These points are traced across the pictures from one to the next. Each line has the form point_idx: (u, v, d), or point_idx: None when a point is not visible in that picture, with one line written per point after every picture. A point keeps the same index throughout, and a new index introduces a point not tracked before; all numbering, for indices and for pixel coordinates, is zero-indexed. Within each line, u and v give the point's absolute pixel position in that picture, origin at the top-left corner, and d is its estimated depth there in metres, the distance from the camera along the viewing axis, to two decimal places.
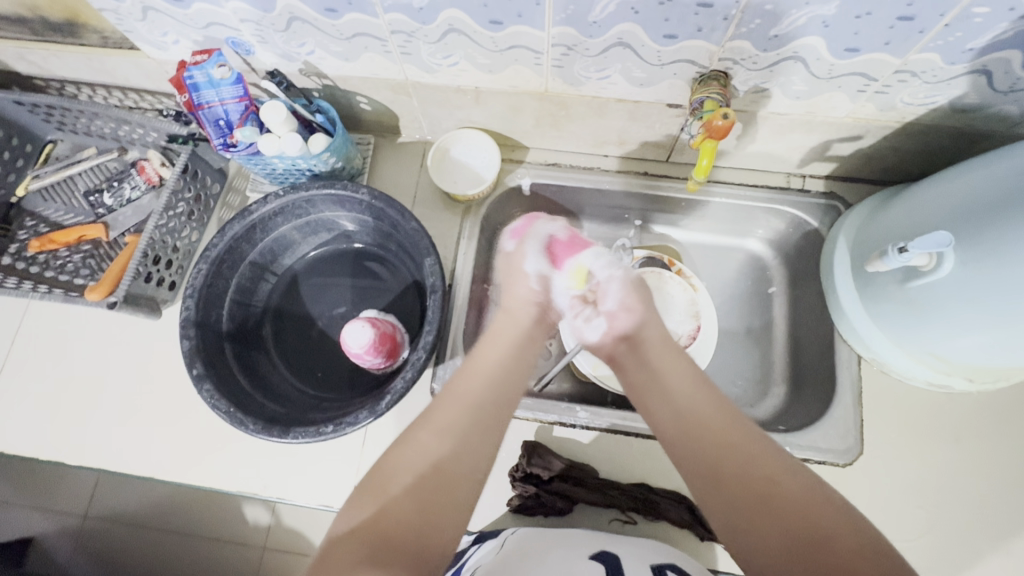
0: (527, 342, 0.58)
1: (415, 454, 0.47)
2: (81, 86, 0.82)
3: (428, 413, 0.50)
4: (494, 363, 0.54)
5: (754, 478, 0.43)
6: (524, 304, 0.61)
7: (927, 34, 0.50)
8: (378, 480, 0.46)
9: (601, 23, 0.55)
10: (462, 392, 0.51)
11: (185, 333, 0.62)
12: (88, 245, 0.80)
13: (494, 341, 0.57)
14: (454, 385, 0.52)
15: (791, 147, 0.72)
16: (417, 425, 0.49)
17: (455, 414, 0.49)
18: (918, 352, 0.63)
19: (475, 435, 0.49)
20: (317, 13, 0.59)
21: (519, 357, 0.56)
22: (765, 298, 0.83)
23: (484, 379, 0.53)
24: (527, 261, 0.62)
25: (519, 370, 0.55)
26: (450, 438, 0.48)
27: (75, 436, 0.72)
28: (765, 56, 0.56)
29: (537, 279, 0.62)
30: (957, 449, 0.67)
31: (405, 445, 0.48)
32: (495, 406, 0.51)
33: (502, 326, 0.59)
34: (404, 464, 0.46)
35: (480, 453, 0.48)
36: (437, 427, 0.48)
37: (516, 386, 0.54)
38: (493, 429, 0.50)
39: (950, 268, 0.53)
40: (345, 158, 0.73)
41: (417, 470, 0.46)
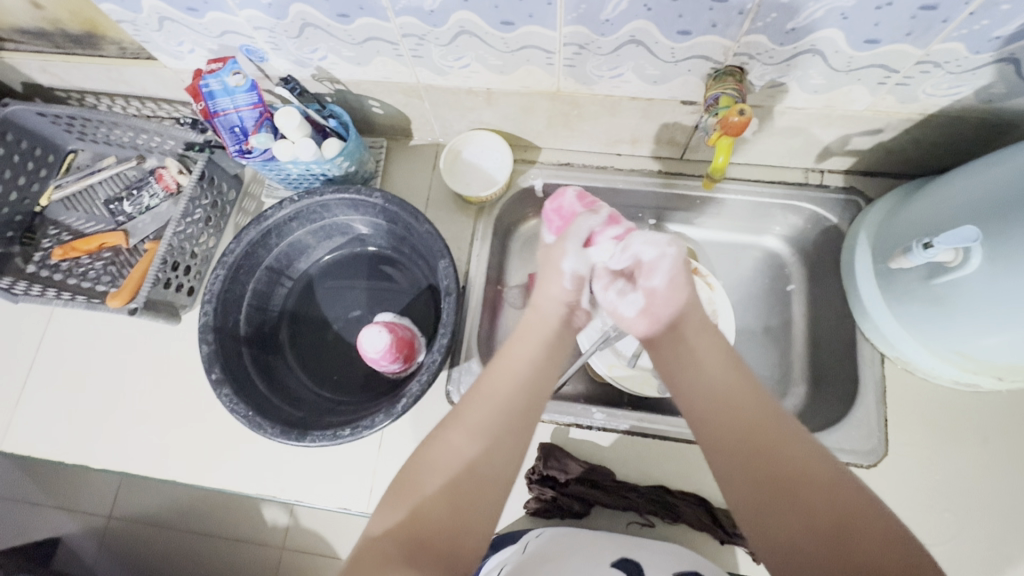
0: (557, 341, 0.58)
1: (448, 454, 0.47)
2: (101, 96, 0.83)
3: (459, 413, 0.50)
4: (523, 361, 0.54)
5: (793, 471, 0.43)
6: (557, 309, 0.60)
7: (950, 23, 0.49)
8: (413, 479, 0.46)
9: (613, 21, 0.54)
10: (492, 391, 0.51)
11: (204, 338, 0.63)
12: (108, 253, 0.82)
13: (525, 341, 0.56)
14: (484, 384, 0.52)
15: (809, 142, 0.71)
16: (447, 426, 0.49)
17: (484, 412, 0.49)
18: (944, 350, 0.61)
19: (507, 438, 0.49)
20: (329, 19, 0.59)
21: (547, 356, 0.56)
22: (783, 296, 0.81)
23: (511, 379, 0.52)
24: (565, 259, 0.61)
25: (549, 370, 0.55)
26: (480, 439, 0.48)
27: (99, 440, 0.73)
28: (781, 50, 0.55)
29: (572, 277, 0.60)
30: (986, 449, 0.65)
31: (438, 444, 0.48)
32: (524, 408, 0.51)
33: (531, 326, 0.58)
34: (436, 463, 0.47)
35: (511, 455, 0.49)
36: (469, 427, 0.48)
37: (544, 387, 0.53)
38: (522, 432, 0.50)
39: (977, 263, 0.51)
40: (358, 162, 0.74)
41: (451, 470, 0.46)
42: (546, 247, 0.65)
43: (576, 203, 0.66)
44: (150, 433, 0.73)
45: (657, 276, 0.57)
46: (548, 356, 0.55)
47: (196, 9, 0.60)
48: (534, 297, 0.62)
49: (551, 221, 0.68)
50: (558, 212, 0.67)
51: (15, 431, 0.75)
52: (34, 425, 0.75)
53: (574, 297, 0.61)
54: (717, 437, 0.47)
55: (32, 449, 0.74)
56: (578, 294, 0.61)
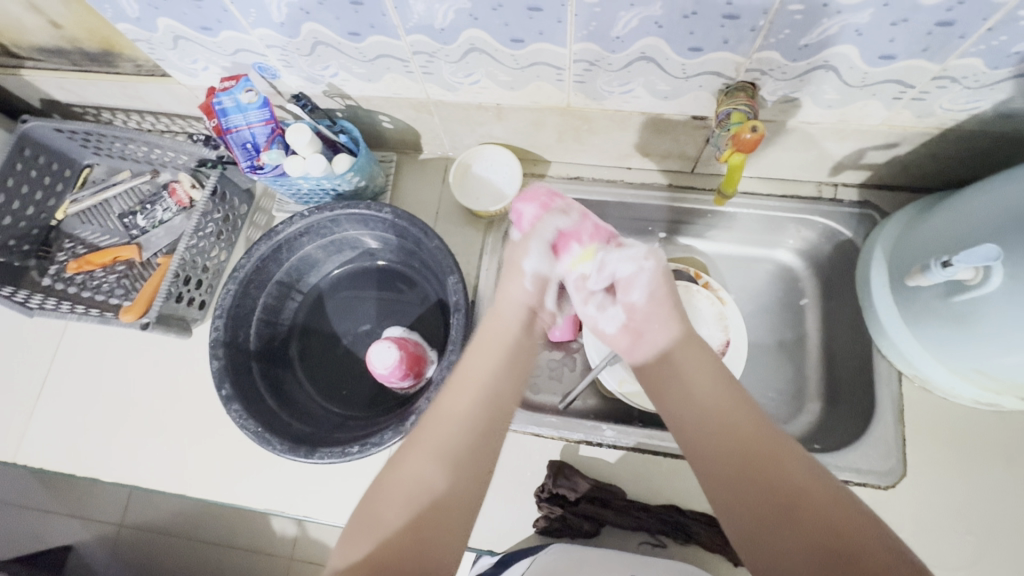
0: (517, 349, 0.56)
1: (408, 481, 0.46)
2: (116, 112, 0.85)
3: (419, 433, 0.49)
4: (481, 376, 0.52)
5: (795, 487, 0.42)
6: (517, 306, 0.60)
7: (968, 38, 0.48)
8: (375, 509, 0.45)
9: (623, 38, 0.54)
10: (452, 410, 0.50)
11: (215, 353, 0.63)
12: (122, 266, 0.83)
13: (481, 353, 0.55)
14: (443, 405, 0.51)
15: (823, 156, 0.70)
16: (407, 447, 0.48)
17: (446, 435, 0.48)
18: (964, 368, 0.60)
19: (469, 462, 0.47)
20: (340, 37, 0.60)
21: (511, 369, 0.55)
22: (797, 311, 0.80)
23: (473, 397, 0.51)
24: (527, 259, 0.61)
25: (509, 386, 0.53)
26: (441, 463, 0.46)
27: (111, 453, 0.74)
28: (794, 66, 0.54)
29: (533, 279, 0.61)
30: (1010, 472, 0.64)
31: (400, 469, 0.47)
32: (485, 425, 0.50)
33: (488, 338, 0.56)
34: (397, 493, 0.45)
35: (475, 476, 0.47)
36: (429, 449, 0.47)
37: (507, 405, 0.52)
38: (484, 450, 0.48)
39: (1000, 281, 0.50)
40: (368, 177, 0.74)
41: (413, 497, 0.45)
42: (512, 244, 0.65)
43: (535, 205, 0.63)
44: (161, 446, 0.73)
45: (635, 291, 0.59)
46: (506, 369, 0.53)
47: (210, 28, 0.61)
48: (496, 300, 0.61)
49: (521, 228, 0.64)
50: (530, 198, 0.64)
51: (28, 444, 0.75)
52: (47, 437, 0.75)
53: (537, 298, 0.61)
54: (708, 447, 0.46)
55: (44, 462, 0.75)
56: (540, 295, 0.61)
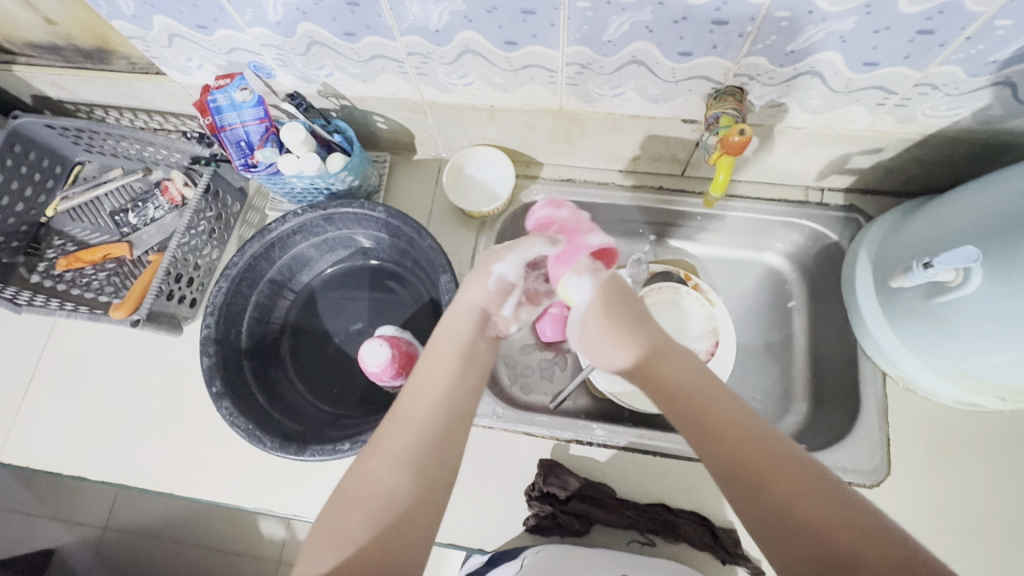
0: (473, 347, 0.55)
1: (372, 489, 0.44)
2: (109, 109, 0.85)
3: (380, 440, 0.48)
4: (441, 378, 0.51)
5: (772, 489, 0.41)
6: (471, 312, 0.58)
7: (948, 47, 0.50)
8: (339, 519, 0.44)
9: (615, 42, 0.55)
10: (412, 415, 0.49)
11: (206, 350, 0.63)
12: (112, 264, 0.82)
13: (438, 356, 0.54)
14: (403, 410, 0.49)
15: (810, 161, 0.71)
16: (368, 454, 0.47)
17: (406, 441, 0.47)
18: (946, 369, 0.61)
19: (433, 464, 0.46)
20: (336, 37, 0.60)
21: (467, 368, 0.53)
22: (784, 313, 0.81)
23: (433, 400, 0.50)
24: (498, 263, 0.63)
25: (469, 386, 0.52)
26: (404, 468, 0.45)
27: (98, 451, 0.73)
28: (781, 71, 0.56)
29: (497, 281, 0.61)
30: (990, 471, 0.65)
31: (362, 477, 0.45)
32: (446, 426, 0.48)
33: (445, 339, 0.55)
34: (361, 502, 0.44)
35: (439, 479, 0.46)
36: (391, 456, 0.46)
37: (467, 406, 0.51)
38: (447, 453, 0.48)
39: (979, 283, 0.51)
40: (362, 176, 0.74)
41: (378, 505, 0.44)
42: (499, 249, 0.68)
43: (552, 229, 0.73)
44: (149, 444, 0.73)
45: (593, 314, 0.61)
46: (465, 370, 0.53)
47: (206, 26, 0.62)
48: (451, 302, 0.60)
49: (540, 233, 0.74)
50: (538, 221, 0.75)
51: (13, 442, 0.74)
52: (33, 435, 0.75)
53: (493, 302, 0.60)
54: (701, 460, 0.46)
55: (30, 460, 0.74)
56: (495, 300, 0.61)
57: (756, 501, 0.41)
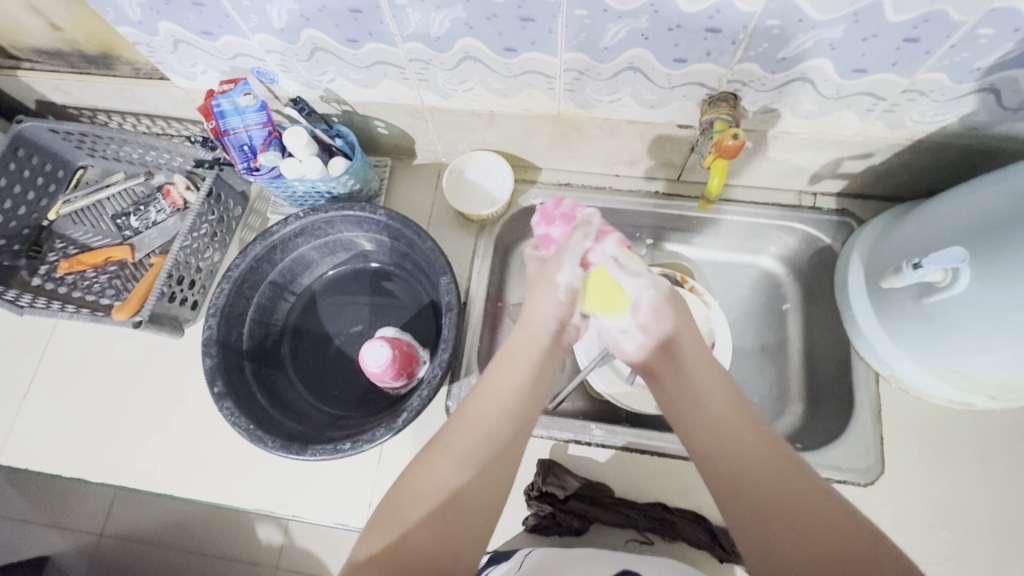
0: (548, 358, 0.57)
1: (434, 484, 0.46)
2: (112, 114, 0.85)
3: (446, 436, 0.50)
4: (510, 384, 0.53)
5: (780, 503, 0.43)
6: (546, 323, 0.58)
7: (933, 54, 0.51)
8: (399, 505, 0.46)
9: (612, 49, 0.56)
10: (479, 416, 0.51)
11: (208, 351, 0.64)
12: (114, 266, 0.83)
13: (509, 360, 0.56)
14: (473, 411, 0.51)
15: (802, 166, 0.73)
16: (434, 448, 0.49)
17: (472, 441, 0.49)
18: (937, 368, 0.62)
19: (494, 469, 0.48)
20: (339, 44, 0.62)
21: (540, 379, 0.55)
22: (779, 315, 0.82)
23: (500, 404, 0.52)
24: (560, 273, 0.59)
25: (538, 396, 0.54)
26: (466, 465, 0.48)
27: (98, 453, 0.73)
28: (773, 78, 0.57)
29: (567, 291, 0.58)
30: (982, 470, 0.66)
31: (426, 469, 0.48)
32: (513, 432, 0.50)
33: (518, 347, 0.57)
34: (422, 494, 0.46)
35: (496, 483, 0.48)
36: (455, 453, 0.48)
37: (533, 414, 0.53)
38: (510, 458, 0.49)
39: (967, 281, 0.53)
40: (363, 180, 0.76)
41: (437, 500, 0.46)
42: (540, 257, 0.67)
43: (558, 224, 0.67)
44: (149, 446, 0.73)
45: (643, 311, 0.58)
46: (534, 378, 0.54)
47: (211, 32, 0.63)
48: (527, 311, 0.59)
49: (541, 250, 0.68)
50: (543, 213, 0.68)
51: (13, 444, 0.75)
52: (33, 438, 0.75)
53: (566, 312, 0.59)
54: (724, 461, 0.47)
55: (29, 463, 0.74)
56: (570, 311, 0.59)
57: (760, 515, 0.43)
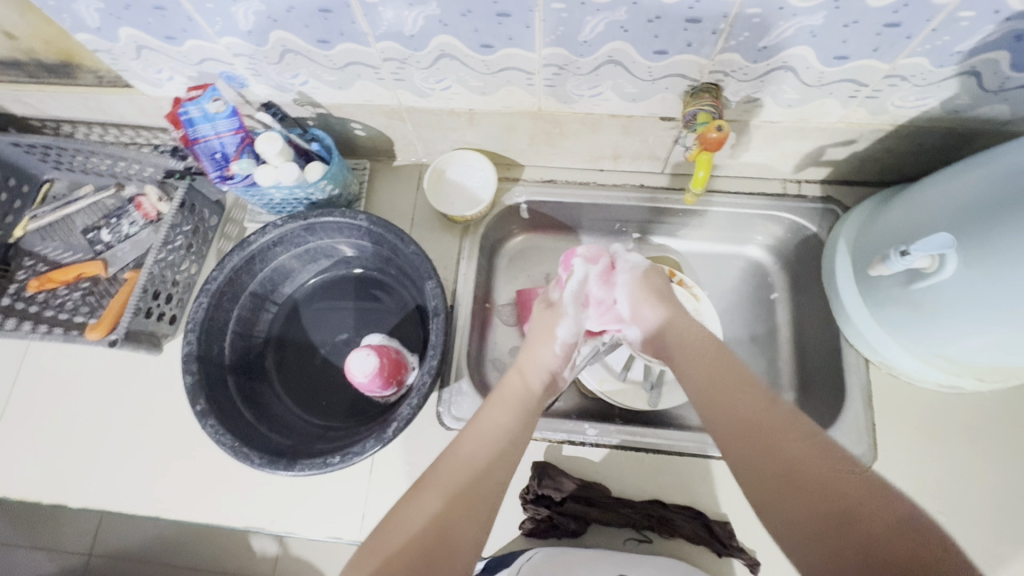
0: (533, 407, 0.58)
1: (415, 516, 0.46)
2: (76, 124, 0.82)
3: (433, 471, 0.50)
4: (500, 421, 0.55)
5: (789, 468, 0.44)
6: (540, 373, 0.63)
7: (914, 39, 0.51)
8: (382, 538, 0.45)
9: (591, 42, 0.55)
10: (468, 451, 0.51)
11: (187, 368, 0.62)
12: (86, 283, 0.80)
13: (501, 399, 0.57)
14: (454, 451, 0.52)
15: (786, 154, 0.72)
16: (419, 484, 0.50)
17: (458, 473, 0.49)
18: (927, 353, 0.62)
19: (472, 497, 0.48)
20: (310, 45, 0.60)
21: (524, 422, 0.56)
22: (767, 305, 0.83)
23: (486, 437, 0.53)
24: (560, 327, 0.65)
25: (524, 431, 0.55)
26: (446, 496, 0.47)
27: (80, 476, 0.71)
28: (755, 67, 0.57)
29: (562, 345, 0.65)
30: (972, 450, 0.66)
31: (410, 504, 0.48)
32: (498, 464, 0.51)
33: (512, 388, 0.59)
34: (402, 527, 0.46)
35: (479, 515, 0.47)
36: (438, 484, 0.48)
37: (519, 448, 0.53)
38: (492, 491, 0.49)
39: (953, 269, 0.53)
40: (342, 185, 0.74)
41: (416, 529, 0.45)
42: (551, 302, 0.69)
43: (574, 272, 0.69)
44: (132, 467, 0.71)
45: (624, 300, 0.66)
46: (523, 415, 0.56)
47: (175, 37, 0.60)
48: (523, 356, 0.64)
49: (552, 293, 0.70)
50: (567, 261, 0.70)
51: None
52: (9, 464, 0.72)
53: (559, 365, 0.65)
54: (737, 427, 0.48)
55: (7, 491, 0.71)
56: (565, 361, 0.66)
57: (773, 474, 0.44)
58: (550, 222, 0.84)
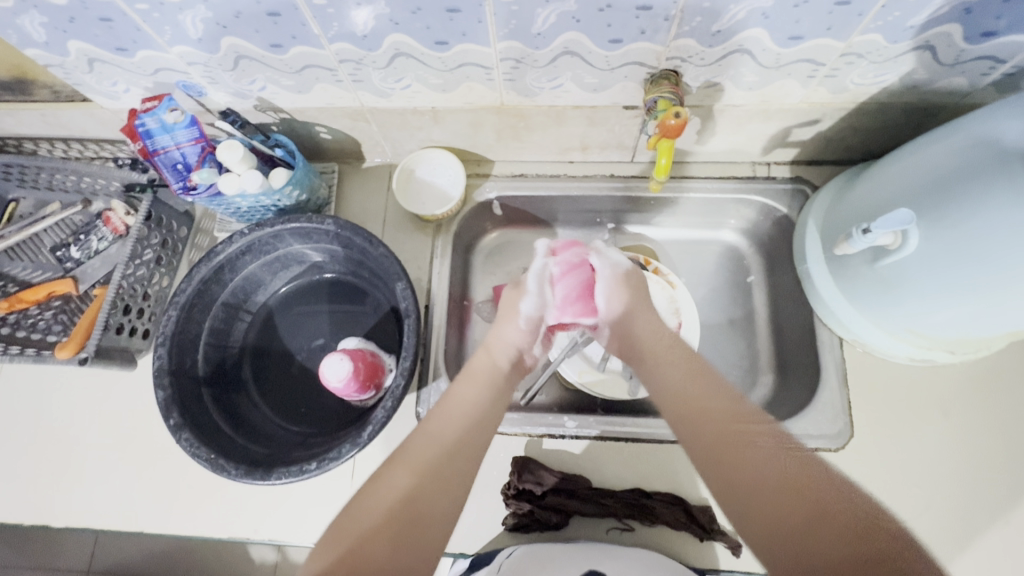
0: (504, 385, 0.58)
1: (384, 496, 0.46)
2: (38, 141, 0.80)
3: (403, 447, 0.50)
4: (470, 401, 0.55)
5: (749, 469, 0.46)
6: (506, 350, 0.62)
7: (866, 16, 0.51)
8: (351, 516, 0.46)
9: (545, 34, 0.55)
10: (438, 431, 0.51)
11: (160, 383, 0.61)
12: (58, 301, 0.79)
13: (471, 377, 0.57)
14: (424, 429, 0.52)
15: (753, 137, 0.72)
16: (389, 462, 0.50)
17: (426, 453, 0.49)
18: (896, 328, 0.63)
19: (442, 477, 0.48)
20: (263, 50, 0.59)
21: (495, 400, 0.56)
22: (744, 288, 0.83)
23: (455, 417, 0.53)
24: (524, 303, 0.65)
25: (495, 410, 0.55)
26: (413, 475, 0.48)
27: (62, 497, 0.71)
28: (711, 52, 0.56)
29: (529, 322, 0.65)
30: (946, 422, 0.67)
31: (379, 484, 0.48)
32: (466, 443, 0.51)
33: (482, 368, 0.59)
34: (369, 505, 0.46)
35: (447, 491, 0.48)
36: (407, 463, 0.49)
37: (490, 425, 0.54)
38: (460, 470, 0.49)
39: (916, 243, 0.53)
40: (309, 189, 0.73)
41: (385, 509, 0.45)
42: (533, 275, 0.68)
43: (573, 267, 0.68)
44: (114, 484, 0.71)
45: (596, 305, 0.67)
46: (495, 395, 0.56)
47: (126, 48, 0.59)
48: (490, 335, 0.63)
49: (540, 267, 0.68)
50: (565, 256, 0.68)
51: None
52: None
53: (525, 343, 0.64)
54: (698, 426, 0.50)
55: None
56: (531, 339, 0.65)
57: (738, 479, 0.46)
58: (524, 216, 0.84)
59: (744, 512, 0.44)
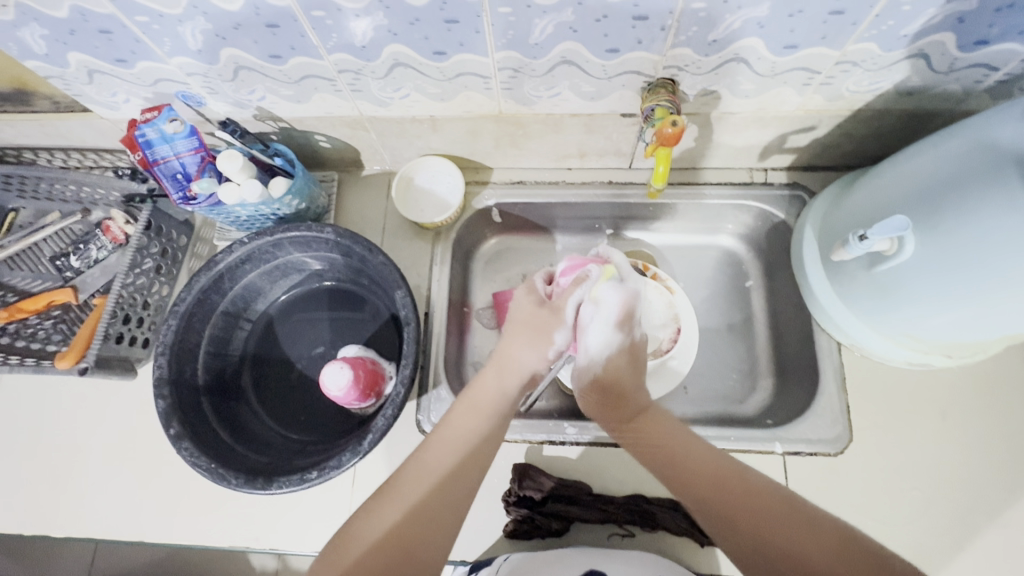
0: (507, 410, 0.58)
1: (377, 524, 0.47)
2: (38, 151, 0.80)
3: (400, 474, 0.51)
4: (468, 428, 0.55)
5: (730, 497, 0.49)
6: (522, 374, 0.61)
7: (860, 25, 0.51)
8: (344, 542, 0.47)
9: (542, 44, 0.55)
10: (434, 459, 0.52)
11: (160, 392, 0.61)
12: (58, 310, 0.79)
13: (472, 402, 0.57)
14: (421, 456, 0.52)
15: (750, 143, 0.72)
16: (385, 488, 0.50)
17: (422, 481, 0.50)
18: (893, 333, 0.63)
19: (434, 508, 0.49)
20: (262, 60, 0.59)
21: (495, 427, 0.56)
22: (742, 293, 0.83)
23: (452, 444, 0.53)
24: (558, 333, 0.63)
25: (493, 439, 0.55)
26: (406, 505, 0.48)
27: (62, 508, 0.70)
28: (707, 60, 0.57)
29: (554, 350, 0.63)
30: (945, 426, 0.67)
31: (374, 509, 0.49)
32: (461, 473, 0.51)
33: (486, 394, 0.58)
34: (362, 533, 0.47)
35: (436, 523, 0.48)
36: (402, 492, 0.49)
37: (487, 453, 0.54)
38: (453, 501, 0.50)
39: (912, 248, 0.53)
40: (308, 198, 0.73)
41: (376, 539, 0.46)
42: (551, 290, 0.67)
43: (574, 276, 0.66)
44: (115, 493, 0.70)
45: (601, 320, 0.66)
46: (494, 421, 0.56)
47: (125, 59, 0.60)
48: (506, 353, 0.62)
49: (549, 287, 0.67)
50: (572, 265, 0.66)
51: None
52: None
53: (542, 366, 0.63)
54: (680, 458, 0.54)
55: None
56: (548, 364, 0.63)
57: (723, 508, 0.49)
58: (523, 223, 0.84)
59: (733, 541, 0.48)
